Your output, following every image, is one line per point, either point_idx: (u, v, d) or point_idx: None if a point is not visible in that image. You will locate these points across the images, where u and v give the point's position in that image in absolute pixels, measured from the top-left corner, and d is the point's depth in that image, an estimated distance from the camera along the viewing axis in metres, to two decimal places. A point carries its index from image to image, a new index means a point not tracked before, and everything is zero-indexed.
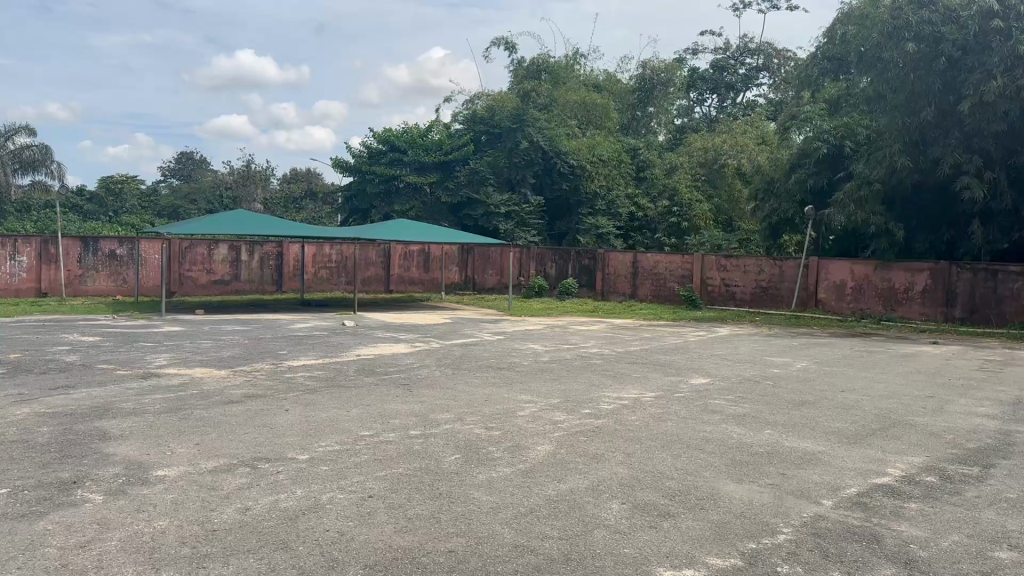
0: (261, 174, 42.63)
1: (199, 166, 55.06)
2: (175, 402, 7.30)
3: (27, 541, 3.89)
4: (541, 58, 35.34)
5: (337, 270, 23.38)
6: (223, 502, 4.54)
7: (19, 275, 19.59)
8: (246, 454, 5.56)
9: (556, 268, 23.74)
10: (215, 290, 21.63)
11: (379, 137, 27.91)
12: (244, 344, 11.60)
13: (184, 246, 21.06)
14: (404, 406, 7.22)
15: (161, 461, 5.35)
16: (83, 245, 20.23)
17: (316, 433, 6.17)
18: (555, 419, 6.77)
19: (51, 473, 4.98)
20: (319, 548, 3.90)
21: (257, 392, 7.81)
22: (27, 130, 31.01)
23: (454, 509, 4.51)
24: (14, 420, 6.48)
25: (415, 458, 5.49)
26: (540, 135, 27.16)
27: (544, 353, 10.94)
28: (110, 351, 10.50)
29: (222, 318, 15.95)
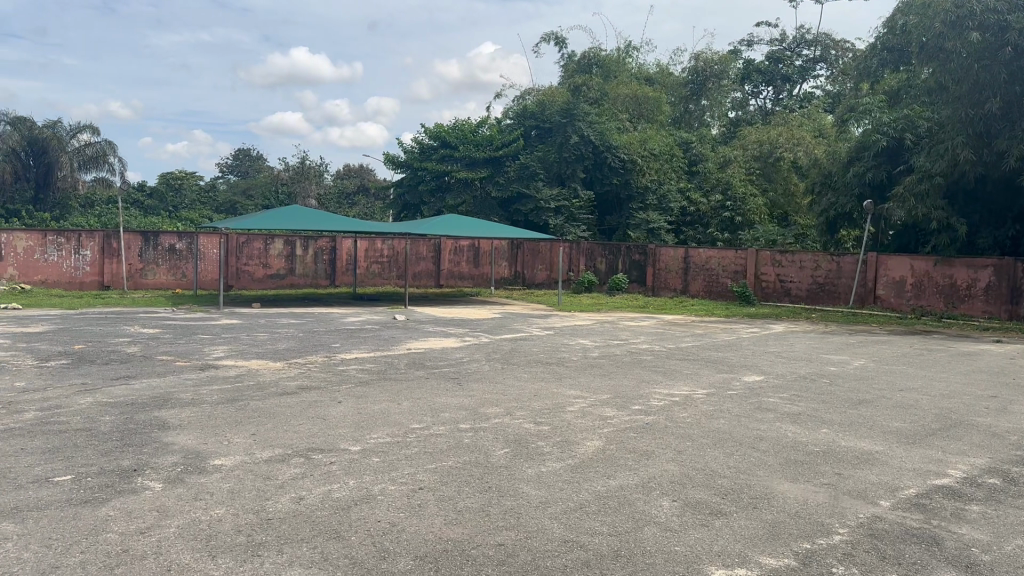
0: (315, 170, 43.32)
1: (255, 162, 56.16)
2: (231, 393, 7.47)
3: (91, 526, 4.02)
4: (593, 51, 35.20)
5: (388, 265, 23.58)
6: (277, 491, 4.62)
7: (83, 268, 20.32)
8: (299, 444, 5.65)
9: (606, 263, 23.56)
10: (270, 283, 22.04)
11: (431, 132, 28.17)
12: (298, 336, 11.81)
13: (241, 241, 21.54)
14: (454, 399, 7.26)
15: (218, 450, 5.47)
16: (144, 239, 20.77)
17: (368, 425, 6.25)
18: (605, 415, 6.73)
19: (114, 461, 5.14)
20: (371, 539, 3.94)
21: (310, 384, 7.94)
22: (89, 126, 31.39)
23: (503, 502, 4.52)
24: (79, 409, 6.70)
25: (465, 452, 5.52)
26: (591, 129, 27.04)
27: (594, 349, 10.89)
28: (170, 343, 10.78)
29: (277, 311, 16.25)
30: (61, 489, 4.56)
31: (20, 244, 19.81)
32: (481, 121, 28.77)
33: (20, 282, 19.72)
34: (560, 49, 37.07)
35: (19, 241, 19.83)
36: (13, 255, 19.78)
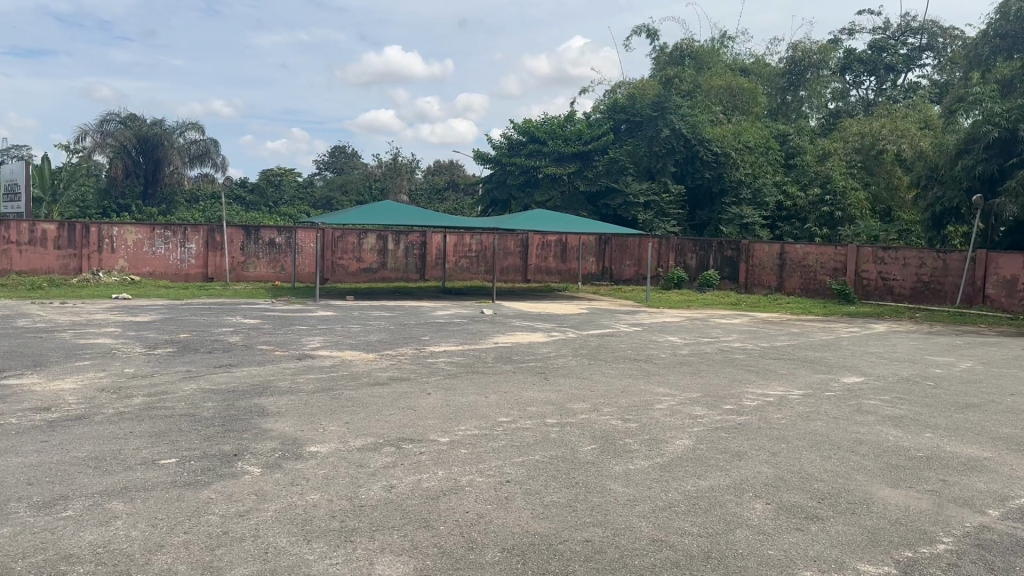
0: (407, 167, 44.10)
1: (350, 159, 57.53)
2: (326, 382, 7.67)
3: (194, 507, 4.20)
4: (685, 43, 34.68)
5: (476, 260, 23.77)
6: (370, 479, 4.72)
7: (189, 261, 21.26)
8: (390, 434, 5.74)
9: (697, 260, 23.32)
10: (363, 277, 22.59)
11: (520, 128, 28.29)
12: (389, 329, 12.04)
13: (337, 235, 22.20)
14: (541, 394, 7.26)
15: (314, 437, 5.62)
16: (246, 234, 21.60)
17: (456, 417, 6.31)
18: (695, 414, 6.61)
19: (215, 446, 5.34)
20: (459, 529, 3.98)
21: (400, 375, 8.08)
22: (195, 124, 32.81)
23: (590, 499, 4.48)
24: (184, 394, 7.00)
25: (552, 447, 5.50)
26: (682, 122, 26.62)
27: (684, 347, 10.69)
28: (269, 333, 11.15)
29: (370, 304, 16.62)
30: (167, 471, 4.78)
31: (131, 238, 20.77)
32: (570, 116, 28.66)
33: (131, 273, 20.70)
34: (651, 42, 36.63)
35: (129, 234, 20.80)
36: (123, 248, 20.74)
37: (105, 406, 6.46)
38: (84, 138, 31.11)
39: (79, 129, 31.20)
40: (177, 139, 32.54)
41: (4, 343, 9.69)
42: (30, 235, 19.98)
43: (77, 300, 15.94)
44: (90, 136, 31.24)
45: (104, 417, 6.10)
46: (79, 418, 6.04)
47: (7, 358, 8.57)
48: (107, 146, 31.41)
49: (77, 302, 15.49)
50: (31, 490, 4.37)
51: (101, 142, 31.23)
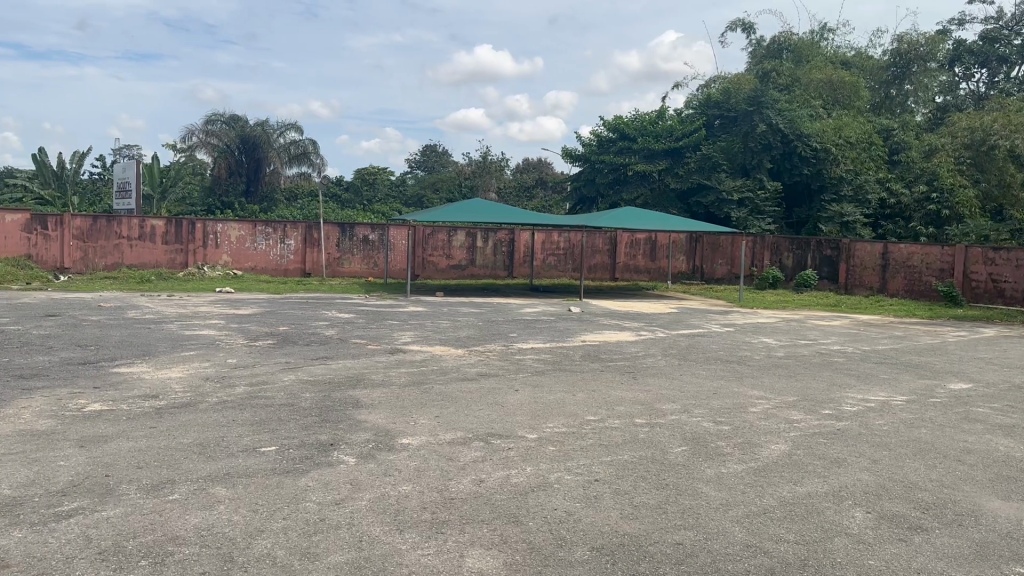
0: (496, 165, 44.38)
1: (441, 158, 58.30)
2: (416, 376, 7.81)
3: (292, 494, 4.33)
4: (784, 36, 33.80)
5: (564, 257, 23.72)
6: (459, 472, 4.78)
7: (288, 256, 21.98)
8: (479, 429, 5.80)
9: (794, 259, 22.75)
10: (453, 273, 22.91)
11: (610, 124, 28.12)
12: (478, 325, 12.14)
13: (428, 232, 22.57)
14: (630, 393, 7.20)
15: (406, 429, 5.73)
16: (341, 231, 22.18)
17: (544, 414, 6.32)
18: (791, 418, 6.43)
19: (312, 435, 5.51)
20: (548, 526, 3.98)
21: (489, 371, 8.14)
22: (295, 125, 33.84)
23: (682, 501, 4.42)
24: (283, 385, 7.23)
25: (641, 447, 5.44)
26: (780, 118, 25.91)
27: (779, 349, 10.41)
28: (362, 327, 11.43)
29: (459, 300, 16.82)
30: (267, 458, 4.96)
31: (233, 234, 21.62)
32: (662, 112, 28.36)
33: (233, 268, 21.54)
34: (747, 36, 35.83)
35: (232, 230, 21.65)
36: (226, 244, 21.60)
37: (209, 395, 6.74)
38: (190, 137, 32.49)
39: (186, 128, 32.60)
40: (277, 139, 33.65)
41: (117, 332, 10.24)
42: (140, 231, 21.01)
43: (183, 293, 16.69)
44: (196, 136, 32.52)
45: (209, 405, 6.37)
46: (184, 406, 6.32)
47: (119, 347, 9.04)
48: (212, 145, 32.58)
49: (183, 295, 16.22)
50: (140, 473, 4.61)
51: (206, 141, 32.41)
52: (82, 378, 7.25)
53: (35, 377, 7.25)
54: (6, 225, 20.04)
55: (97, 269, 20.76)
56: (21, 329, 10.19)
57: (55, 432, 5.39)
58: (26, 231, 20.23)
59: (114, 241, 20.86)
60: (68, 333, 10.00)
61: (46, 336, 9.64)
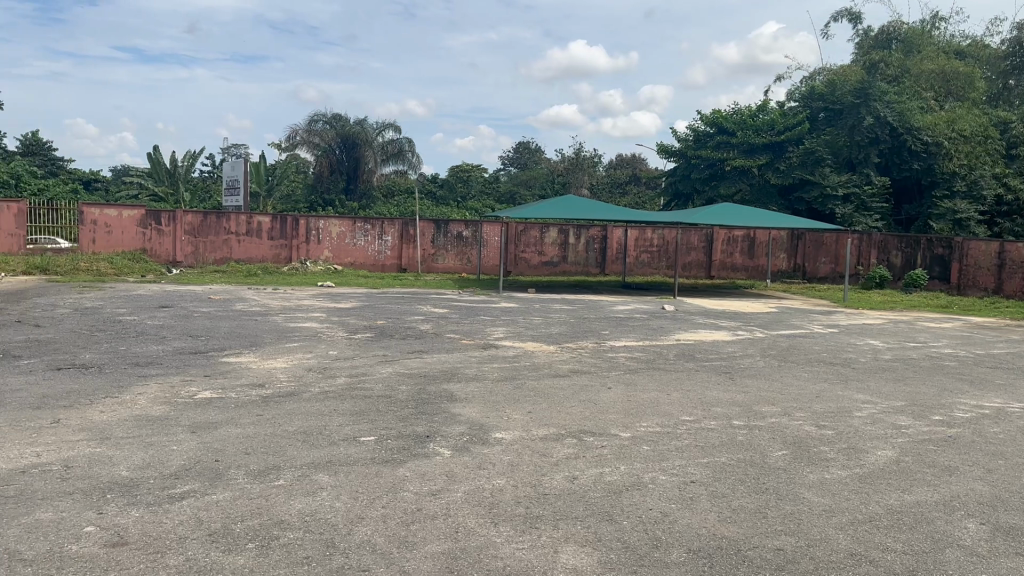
0: (589, 161, 44.20)
1: (534, 154, 58.45)
2: (509, 371, 7.86)
3: (391, 483, 4.44)
4: (893, 26, 32.44)
5: (658, 255, 23.37)
6: (553, 468, 4.78)
7: (385, 252, 22.52)
8: (571, 426, 5.80)
9: (903, 258, 21.82)
10: (545, 271, 22.95)
11: (707, 119, 27.68)
12: (571, 322, 12.13)
13: (520, 229, 22.71)
14: (727, 394, 7.06)
15: (499, 424, 5.78)
16: (436, 227, 22.56)
17: (638, 413, 6.26)
18: (899, 423, 6.17)
19: (409, 426, 5.62)
20: (642, 526, 3.95)
21: (582, 368, 8.12)
22: (394, 125, 34.55)
23: (782, 506, 4.30)
24: (380, 377, 7.42)
25: (740, 449, 5.34)
26: (888, 110, 24.92)
27: (885, 351, 10.01)
28: (456, 322, 11.58)
29: (552, 297, 16.85)
30: (367, 448, 5.08)
31: (334, 230, 22.26)
32: (762, 106, 27.63)
33: (334, 263, 22.18)
34: (854, 26, 34.54)
35: (333, 227, 22.29)
36: (328, 239, 22.25)
37: (312, 385, 6.97)
38: (293, 136, 33.61)
39: (290, 128, 33.72)
40: (376, 138, 34.39)
41: (225, 323, 10.70)
42: (248, 226, 21.87)
43: (287, 287, 17.29)
44: (299, 135, 33.69)
45: (311, 395, 6.58)
46: (288, 395, 6.55)
47: (227, 338, 9.44)
48: (313, 144, 33.70)
49: (286, 288, 16.81)
50: (248, 459, 4.80)
51: (308, 140, 33.55)
52: (195, 366, 7.62)
53: (151, 364, 7.65)
54: (124, 220, 21.16)
55: (207, 263, 21.70)
56: (138, 319, 10.76)
57: (169, 418, 5.67)
58: (142, 226, 21.32)
59: (223, 236, 21.78)
60: (180, 323, 10.50)
61: (160, 326, 10.15)
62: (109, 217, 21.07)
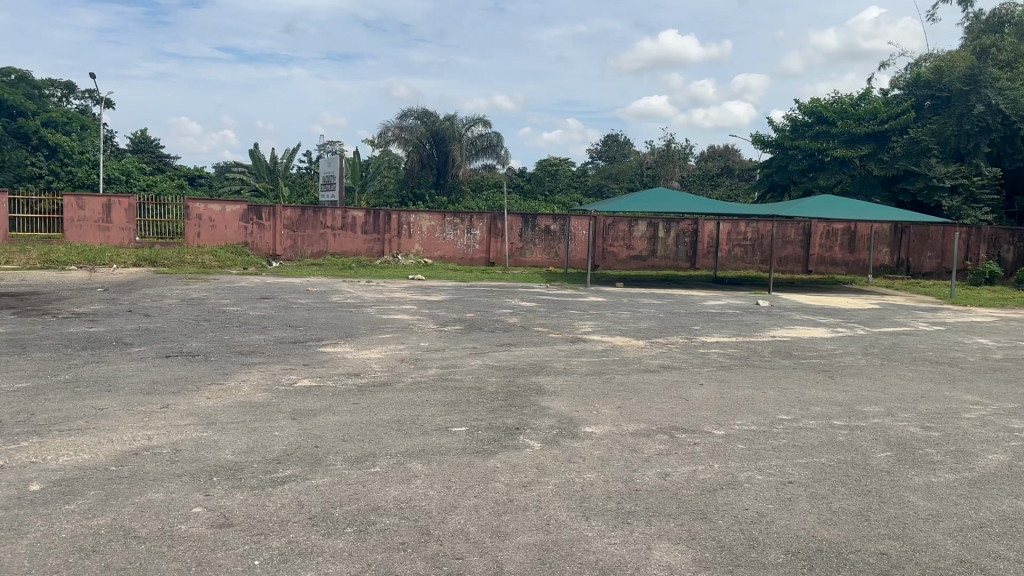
0: (680, 152, 43.39)
1: (623, 147, 57.86)
2: (598, 366, 7.82)
3: (482, 474, 4.49)
4: (1006, 8, 30.67)
5: (751, 248, 22.85)
6: (644, 464, 4.73)
7: (474, 246, 22.80)
8: (663, 422, 5.72)
9: (1014, 253, 21.46)
10: (633, 264, 22.75)
11: (805, 107, 26.86)
12: (660, 317, 11.97)
13: (608, 222, 22.59)
14: (826, 393, 6.83)
15: (589, 418, 5.76)
16: (524, 221, 22.67)
17: (732, 410, 6.13)
18: (1011, 427, 5.85)
19: (499, 418, 5.66)
20: (739, 526, 3.87)
21: (672, 364, 8.00)
22: (484, 119, 34.71)
23: (886, 509, 4.14)
24: (470, 369, 7.50)
25: (840, 450, 5.16)
26: (1001, 96, 23.28)
27: (995, 350, 9.49)
28: (545, 316, 11.60)
29: (641, 291, 16.67)
30: (458, 438, 5.14)
31: (425, 224, 22.64)
32: (864, 94, 26.63)
33: (424, 256, 22.56)
34: (964, 9, 32.82)
35: (423, 221, 22.67)
36: (418, 233, 22.66)
37: (404, 375, 7.11)
38: (385, 132, 34.03)
39: (381, 124, 34.18)
40: (466, 133, 34.61)
41: (322, 314, 11.01)
42: (343, 221, 22.43)
43: (380, 280, 17.65)
44: (390, 131, 34.13)
45: (404, 385, 6.72)
46: (382, 384, 6.70)
47: (324, 329, 9.71)
48: (404, 139, 34.19)
49: (379, 281, 17.16)
50: (345, 445, 4.93)
51: (399, 135, 34.01)
52: (294, 356, 7.87)
53: (253, 353, 7.94)
54: (227, 214, 22.00)
55: (304, 256, 22.36)
56: (241, 310, 11.19)
57: (271, 404, 5.89)
58: (244, 220, 22.11)
59: (319, 230, 22.38)
60: (279, 314, 10.86)
61: (261, 317, 10.53)
62: (213, 211, 21.96)
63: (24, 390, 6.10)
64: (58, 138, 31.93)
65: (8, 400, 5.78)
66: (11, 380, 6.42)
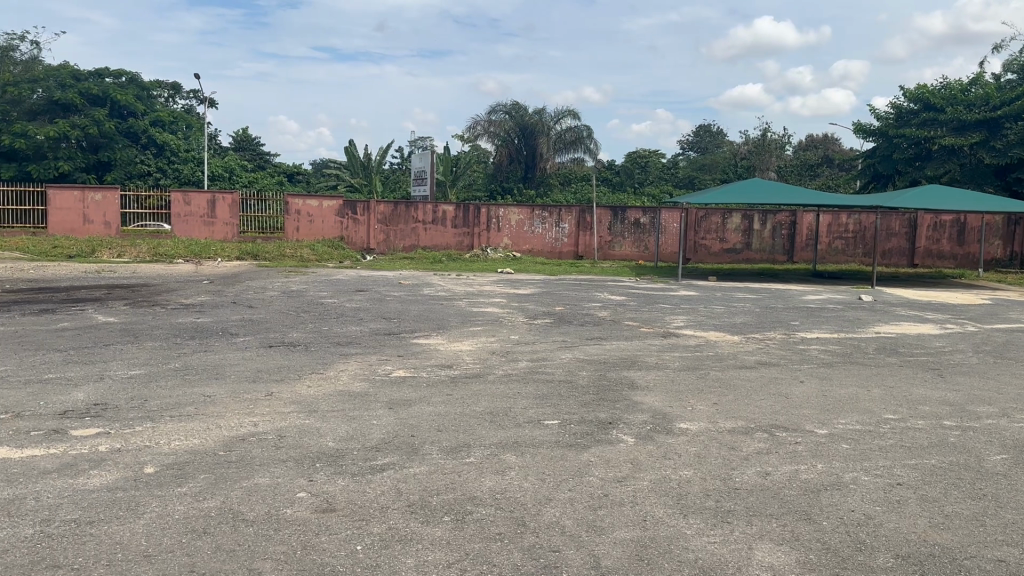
0: (776, 142, 42.26)
1: (715, 138, 56.74)
2: (692, 361, 7.68)
3: (577, 467, 4.46)
4: None
5: (853, 241, 22.05)
6: (743, 463, 4.62)
7: (562, 240, 22.77)
8: (763, 420, 5.57)
9: None
10: (726, 258, 22.27)
11: (911, 94, 25.69)
12: (757, 311, 11.68)
13: (701, 214, 22.20)
14: (936, 392, 6.52)
15: (684, 414, 5.67)
16: (613, 214, 22.52)
17: (835, 409, 5.93)
18: None
19: (591, 412, 5.62)
20: (845, 527, 3.73)
21: (770, 360, 7.79)
22: (572, 113, 34.50)
23: (1003, 515, 3.92)
24: (561, 362, 7.48)
25: (952, 452, 4.91)
26: None
27: None
28: (635, 310, 11.47)
29: (735, 285, 16.30)
30: (551, 431, 5.14)
31: (513, 218, 22.75)
32: (975, 79, 25.30)
33: (513, 250, 22.66)
34: None
35: (512, 215, 22.78)
36: (507, 227, 22.77)
37: (496, 367, 7.16)
38: (474, 126, 34.35)
39: (471, 119, 34.49)
40: (555, 126, 34.35)
41: (415, 307, 11.18)
42: (434, 215, 22.75)
43: (470, 273, 17.83)
44: (480, 125, 34.39)
45: (496, 377, 6.77)
46: (475, 376, 6.78)
47: (417, 321, 9.88)
48: (493, 133, 34.32)
49: (469, 275, 17.36)
50: (440, 435, 4.99)
51: (488, 130, 34.18)
52: (389, 347, 8.02)
53: (350, 344, 8.13)
54: (324, 209, 22.55)
55: (397, 250, 22.76)
56: (337, 301, 11.48)
57: (368, 393, 6.02)
58: (339, 215, 22.66)
59: (411, 224, 22.76)
60: (373, 306, 11.10)
61: (357, 308, 10.78)
62: (310, 206, 22.51)
63: (137, 377, 6.42)
64: (165, 138, 33.89)
65: (123, 386, 6.08)
66: (125, 367, 6.76)
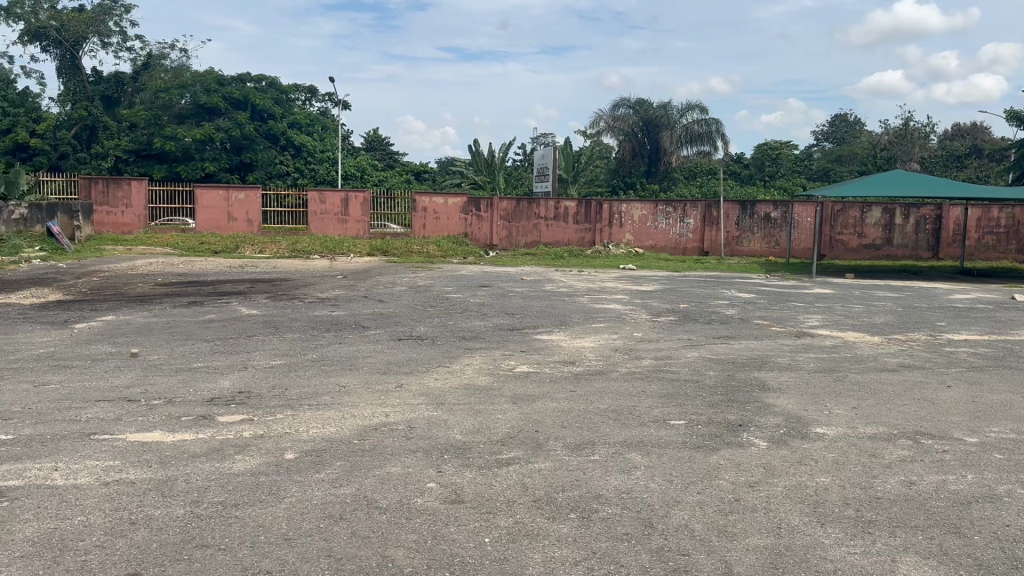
0: (920, 132, 39.94)
1: (853, 127, 54.21)
2: (828, 362, 7.35)
3: (705, 470, 4.35)
4: None
5: (1005, 237, 20.62)
6: (885, 471, 4.38)
7: (687, 236, 22.40)
8: (906, 426, 5.27)
9: None
10: (865, 254, 21.23)
11: None
12: (898, 311, 11.06)
13: (836, 208, 21.24)
14: None
15: (820, 418, 5.42)
16: (742, 209, 21.96)
17: (988, 417, 5.52)
18: None
19: (720, 414, 5.49)
20: (999, 543, 3.48)
21: (914, 363, 7.35)
22: (700, 108, 33.86)
23: None
24: (687, 361, 7.34)
25: None
26: None
27: None
28: (765, 309, 11.10)
29: (874, 283, 15.51)
30: (678, 431, 5.04)
31: (636, 213, 22.51)
32: None
33: (636, 246, 22.42)
34: None
35: (635, 210, 22.54)
36: (630, 223, 22.56)
37: (619, 365, 7.10)
38: (598, 122, 34.26)
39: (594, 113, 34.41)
40: (681, 121, 33.91)
41: (538, 303, 11.25)
42: (556, 211, 22.80)
43: (592, 269, 17.77)
44: (604, 120, 34.29)
45: (620, 374, 6.71)
46: (598, 373, 6.75)
47: (540, 317, 9.94)
48: (617, 129, 34.23)
49: (591, 270, 17.29)
50: (565, 432, 5.00)
51: (612, 125, 34.11)
52: (512, 342, 8.09)
53: (475, 339, 8.27)
54: (450, 207, 23.04)
55: (520, 246, 22.93)
56: (463, 297, 11.69)
57: (493, 388, 6.10)
58: (464, 212, 23.09)
59: (534, 220, 22.87)
60: (498, 302, 11.24)
61: (482, 304, 10.94)
62: (436, 204, 23.04)
63: (277, 367, 6.73)
64: (303, 139, 35.43)
65: (265, 375, 6.42)
66: (267, 358, 7.12)
